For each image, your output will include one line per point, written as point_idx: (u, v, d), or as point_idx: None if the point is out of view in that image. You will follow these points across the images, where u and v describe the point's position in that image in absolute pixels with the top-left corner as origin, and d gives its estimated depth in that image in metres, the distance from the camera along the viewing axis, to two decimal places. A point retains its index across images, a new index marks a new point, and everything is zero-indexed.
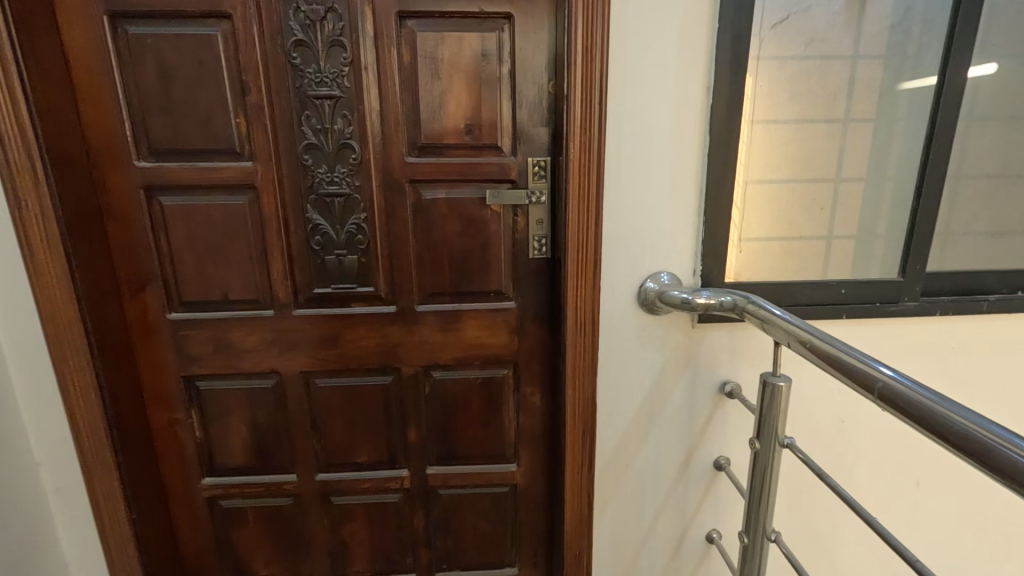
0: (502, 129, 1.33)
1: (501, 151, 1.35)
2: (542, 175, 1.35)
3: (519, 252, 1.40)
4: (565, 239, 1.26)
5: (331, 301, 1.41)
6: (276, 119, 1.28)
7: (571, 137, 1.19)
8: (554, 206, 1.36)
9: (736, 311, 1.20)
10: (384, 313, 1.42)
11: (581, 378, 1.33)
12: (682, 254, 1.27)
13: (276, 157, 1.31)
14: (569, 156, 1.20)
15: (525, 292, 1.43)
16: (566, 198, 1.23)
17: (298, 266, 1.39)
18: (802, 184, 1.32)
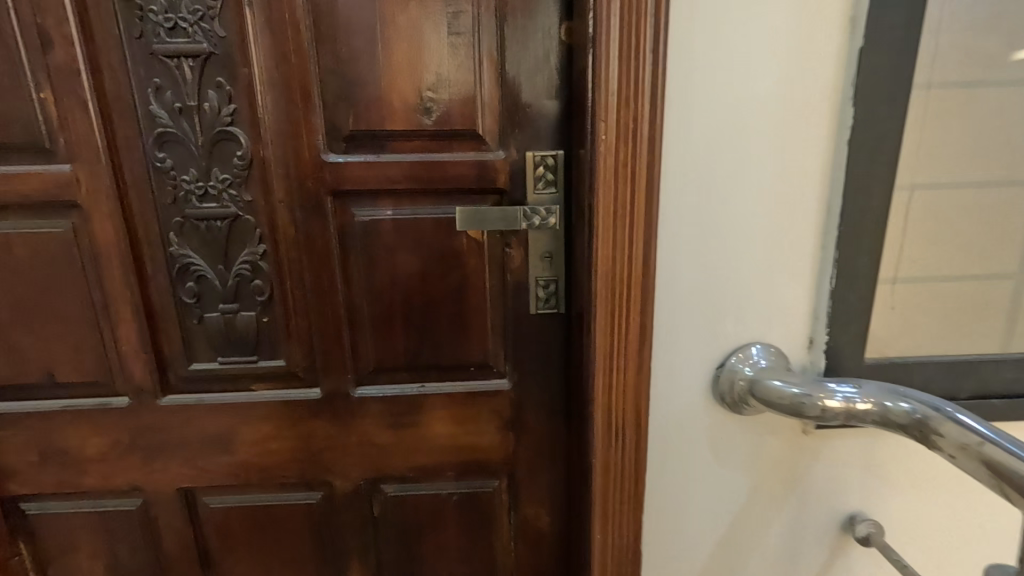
0: (482, 108, 0.81)
1: (480, 143, 0.82)
2: (548, 181, 0.82)
3: (514, 305, 0.87)
4: (592, 294, 0.73)
5: (219, 384, 0.90)
6: (106, 94, 0.77)
7: (603, 117, 0.67)
8: (570, 230, 0.83)
9: (922, 434, 0.63)
10: (303, 400, 0.91)
11: (617, 514, 0.81)
12: (791, 315, 0.74)
13: (113, 157, 0.79)
14: (598, 150, 0.68)
15: (523, 366, 0.90)
16: (595, 225, 0.71)
17: (164, 332, 0.87)
18: (1012, 190, 0.75)
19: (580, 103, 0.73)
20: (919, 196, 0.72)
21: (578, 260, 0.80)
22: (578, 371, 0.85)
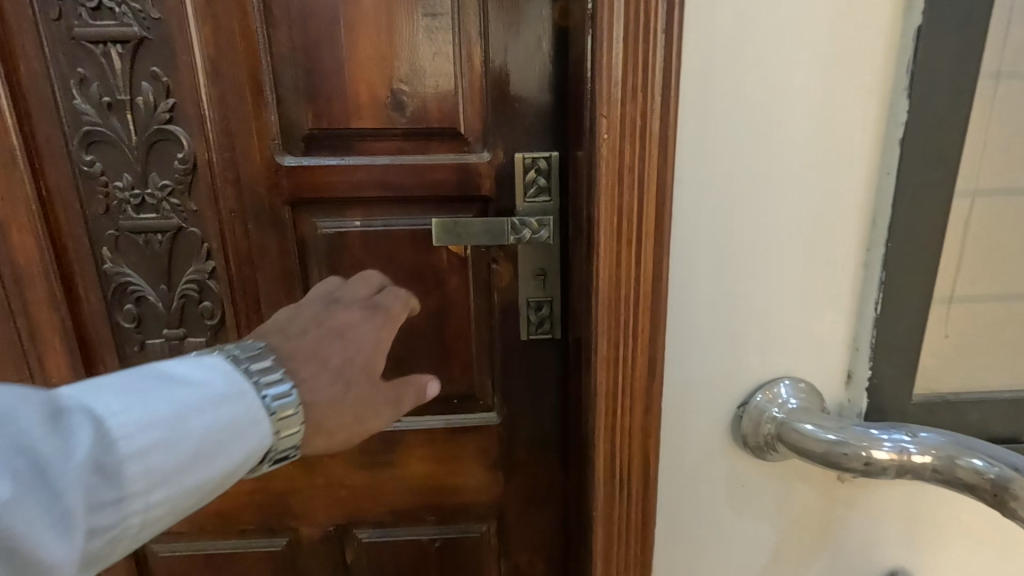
0: (464, 103, 0.69)
1: (461, 143, 0.71)
2: (540, 188, 0.70)
3: (502, 328, 0.76)
4: (593, 322, 0.62)
5: None
6: (20, 86, 0.66)
7: (604, 111, 0.55)
8: (565, 245, 0.72)
9: (998, 498, 0.56)
10: None
11: None
12: (826, 345, 0.63)
13: (30, 160, 0.68)
14: (598, 151, 0.56)
15: (513, 397, 0.79)
16: (595, 241, 0.59)
17: (100, 361, 0.76)
18: None
19: (575, 96, 0.61)
20: (980, 205, 0.60)
21: (575, 280, 0.68)
22: (576, 407, 0.74)
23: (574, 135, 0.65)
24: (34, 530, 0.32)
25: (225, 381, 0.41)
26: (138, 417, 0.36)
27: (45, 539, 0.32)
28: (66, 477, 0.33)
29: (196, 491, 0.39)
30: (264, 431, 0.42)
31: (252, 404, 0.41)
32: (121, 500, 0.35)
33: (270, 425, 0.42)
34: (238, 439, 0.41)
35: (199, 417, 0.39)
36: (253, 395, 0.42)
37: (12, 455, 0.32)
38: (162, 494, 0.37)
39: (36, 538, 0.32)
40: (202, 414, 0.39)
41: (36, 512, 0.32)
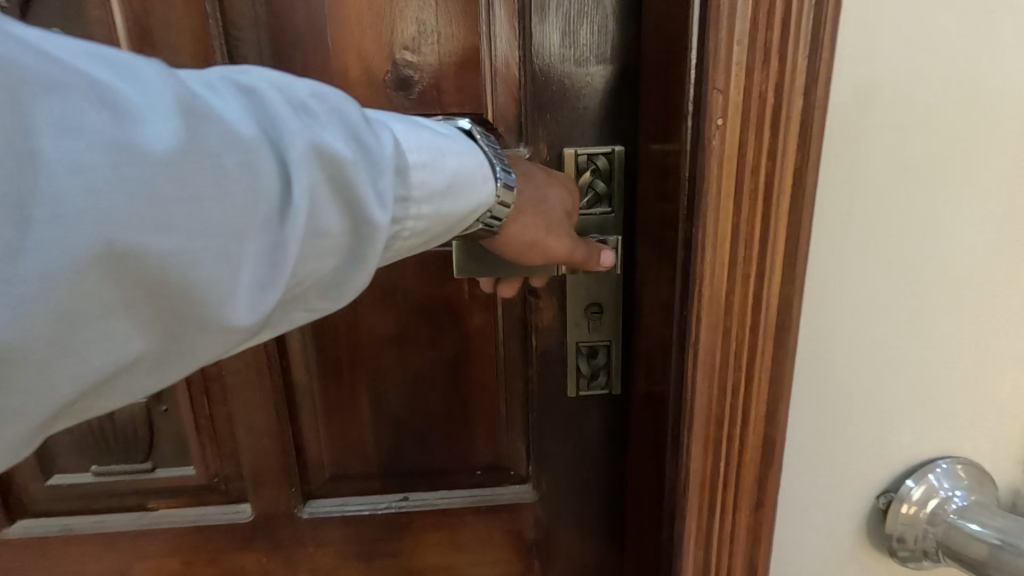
0: (494, 80, 0.51)
1: (490, 134, 0.52)
2: (598, 197, 0.52)
3: (540, 381, 0.58)
4: (682, 391, 0.43)
5: (96, 505, 0.60)
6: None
7: (716, 83, 0.36)
8: (629, 272, 0.54)
9: None
10: (223, 523, 0.60)
11: None
12: (1003, 412, 0.46)
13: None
14: (704, 143, 0.38)
15: (555, 467, 0.61)
16: (692, 276, 0.40)
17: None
18: None
19: (658, 67, 0.43)
20: None
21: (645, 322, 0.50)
22: (638, 487, 0.56)
23: (647, 124, 0.46)
24: (361, 196, 0.31)
25: (467, 140, 0.39)
26: (418, 138, 0.35)
27: (368, 206, 0.31)
28: (382, 163, 0.32)
29: (456, 220, 0.37)
30: (490, 189, 0.39)
31: (490, 173, 0.39)
32: (410, 202, 0.34)
33: (493, 192, 0.40)
34: (477, 188, 0.38)
35: (462, 153, 0.37)
36: (484, 159, 0.39)
37: (347, 135, 0.31)
38: (446, 208, 0.36)
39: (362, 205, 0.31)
40: (457, 156, 0.37)
41: (363, 182, 0.31)
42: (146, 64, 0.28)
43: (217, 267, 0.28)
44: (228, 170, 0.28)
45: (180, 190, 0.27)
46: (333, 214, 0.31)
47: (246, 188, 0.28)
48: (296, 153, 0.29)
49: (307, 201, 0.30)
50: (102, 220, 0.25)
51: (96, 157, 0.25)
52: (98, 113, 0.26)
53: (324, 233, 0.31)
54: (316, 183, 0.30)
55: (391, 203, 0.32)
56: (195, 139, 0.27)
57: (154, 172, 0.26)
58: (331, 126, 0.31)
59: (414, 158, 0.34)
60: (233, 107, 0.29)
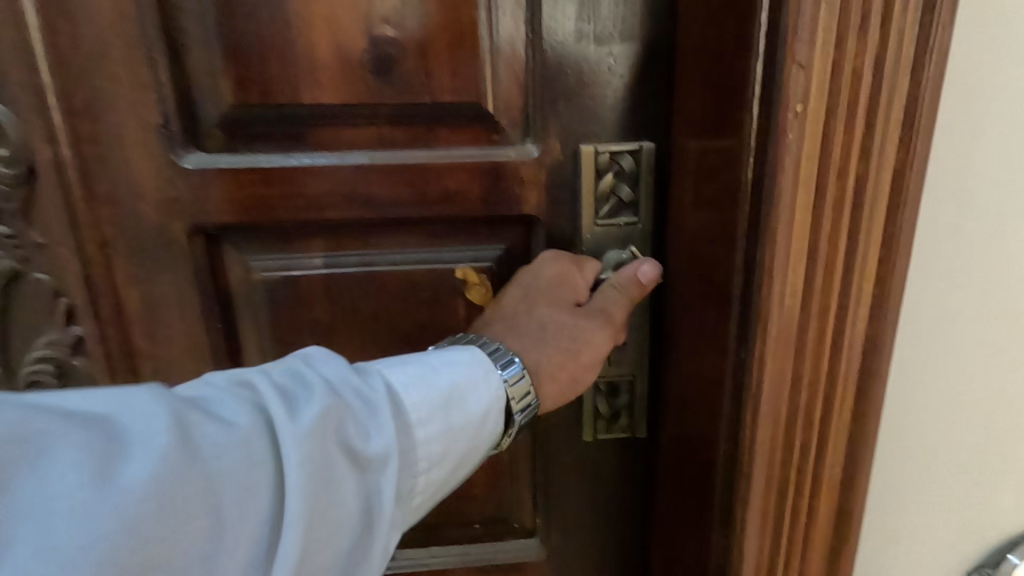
0: (496, 62, 0.41)
1: (490, 128, 0.43)
2: (623, 202, 0.42)
3: (551, 421, 0.49)
4: (742, 445, 0.34)
5: None
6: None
7: (798, 55, 0.27)
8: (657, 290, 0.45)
9: None
10: None
11: None
12: None
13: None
14: (778, 132, 0.28)
15: (568, 520, 0.52)
16: (759, 302, 0.31)
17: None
18: None
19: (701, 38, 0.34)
20: None
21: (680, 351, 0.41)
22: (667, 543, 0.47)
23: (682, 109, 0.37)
24: (366, 420, 0.28)
25: (475, 362, 0.34)
26: (418, 389, 0.30)
27: (372, 451, 0.27)
28: (384, 435, 0.28)
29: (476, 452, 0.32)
30: (498, 393, 0.34)
31: (492, 366, 0.35)
32: (415, 446, 0.29)
33: (499, 391, 0.34)
34: (477, 401, 0.33)
35: (454, 360, 0.33)
36: (488, 362, 0.35)
37: (343, 404, 0.28)
38: (456, 421, 0.31)
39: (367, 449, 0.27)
40: (450, 367, 0.33)
41: (368, 426, 0.28)
42: (108, 419, 0.24)
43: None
44: (211, 514, 0.23)
45: (171, 529, 0.22)
46: (334, 484, 0.26)
47: (243, 452, 0.25)
48: (294, 439, 0.25)
49: (304, 475, 0.25)
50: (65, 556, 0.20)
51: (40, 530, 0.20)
52: (61, 468, 0.21)
53: (334, 516, 0.26)
54: (316, 454, 0.26)
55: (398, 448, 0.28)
56: (179, 448, 0.23)
57: (109, 541, 0.21)
58: (315, 404, 0.27)
59: (417, 409, 0.30)
60: (211, 438, 0.24)
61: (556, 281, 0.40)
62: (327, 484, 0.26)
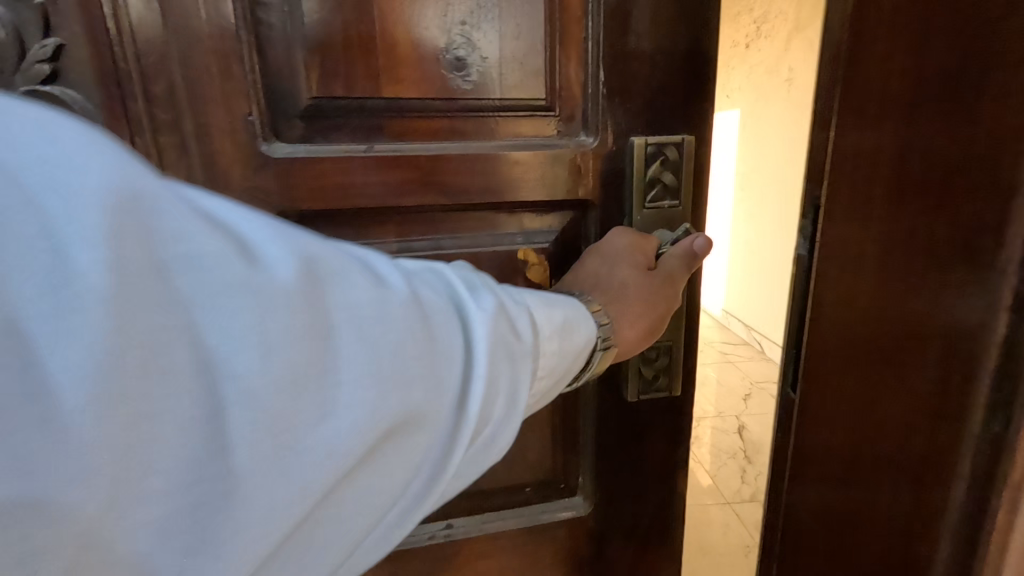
0: (561, 61, 0.45)
1: (552, 122, 0.47)
2: (666, 188, 0.50)
3: (600, 389, 0.54)
4: (1003, 463, 0.35)
5: None
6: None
7: None
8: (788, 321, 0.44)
9: None
10: None
11: None
12: None
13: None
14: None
15: (612, 480, 0.57)
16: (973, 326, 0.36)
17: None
18: None
19: (899, 67, 0.35)
20: None
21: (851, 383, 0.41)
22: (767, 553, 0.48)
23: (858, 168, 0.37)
24: (517, 324, 0.29)
25: (576, 302, 0.36)
26: (549, 309, 0.32)
27: (519, 349, 0.29)
28: (528, 338, 0.29)
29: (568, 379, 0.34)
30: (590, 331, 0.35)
31: (588, 314, 0.36)
32: (545, 359, 0.31)
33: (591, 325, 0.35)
34: (584, 332, 0.34)
35: (567, 300, 0.35)
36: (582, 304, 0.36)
37: (502, 303, 0.29)
38: (573, 343, 0.33)
39: (517, 347, 0.29)
40: (564, 302, 0.35)
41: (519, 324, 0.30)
42: (377, 262, 0.27)
43: (405, 433, 0.24)
44: (416, 370, 0.24)
45: (388, 380, 0.23)
46: (493, 366, 0.27)
47: (439, 324, 0.26)
48: (478, 318, 0.27)
49: (496, 346, 0.27)
50: (321, 380, 0.22)
51: (319, 350, 0.22)
52: (342, 286, 0.24)
53: (495, 395, 0.27)
54: (486, 336, 0.27)
55: (534, 354, 0.30)
56: (407, 307, 0.25)
57: (355, 370, 0.23)
58: (488, 296, 0.29)
59: (551, 323, 0.32)
60: (427, 301, 0.27)
61: (629, 249, 0.46)
62: (490, 367, 0.27)
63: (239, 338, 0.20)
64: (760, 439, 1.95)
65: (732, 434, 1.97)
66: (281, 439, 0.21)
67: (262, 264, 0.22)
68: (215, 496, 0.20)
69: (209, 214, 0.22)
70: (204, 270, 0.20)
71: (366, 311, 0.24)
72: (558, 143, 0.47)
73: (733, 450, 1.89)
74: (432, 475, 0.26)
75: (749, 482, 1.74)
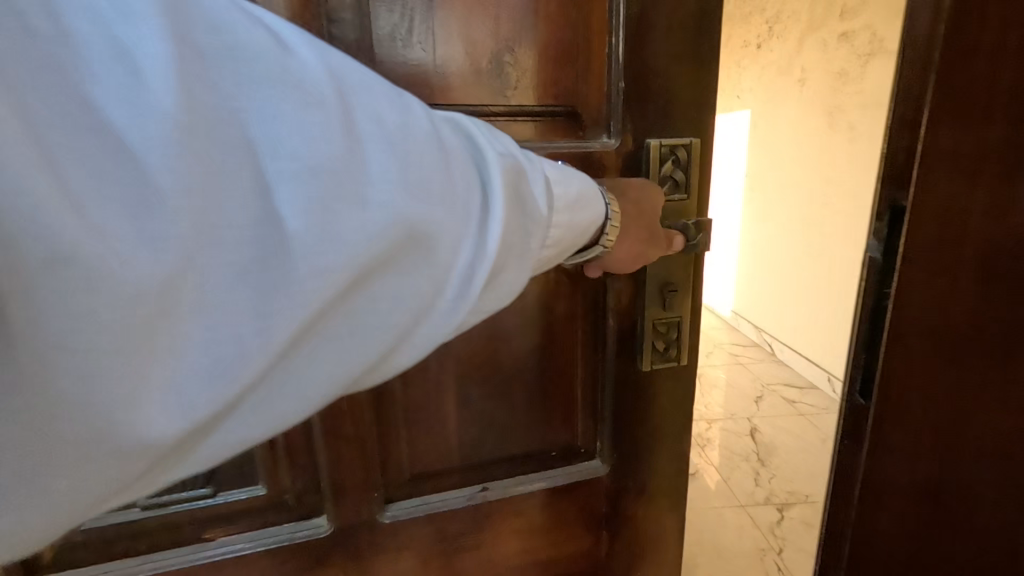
0: (585, 74, 0.53)
1: (577, 127, 0.54)
2: (676, 184, 0.57)
3: (618, 361, 0.61)
4: None
5: (150, 540, 0.53)
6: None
7: None
8: (852, 324, 0.46)
9: None
10: (301, 540, 0.56)
11: None
12: None
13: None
14: None
15: (627, 443, 0.64)
16: None
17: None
18: None
19: (998, 78, 0.38)
20: None
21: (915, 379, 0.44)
22: (828, 559, 0.50)
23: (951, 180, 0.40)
24: (524, 168, 0.37)
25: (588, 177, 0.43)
26: (553, 169, 0.40)
27: (522, 186, 0.36)
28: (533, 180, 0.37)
29: (580, 233, 0.42)
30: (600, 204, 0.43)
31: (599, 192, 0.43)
32: (555, 208, 0.39)
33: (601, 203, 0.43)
34: (593, 203, 0.42)
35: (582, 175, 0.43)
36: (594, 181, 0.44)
37: (508, 151, 0.37)
38: (580, 213, 0.41)
39: (522, 185, 0.36)
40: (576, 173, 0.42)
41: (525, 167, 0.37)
42: (408, 97, 0.34)
43: (428, 227, 0.32)
44: (434, 175, 0.32)
45: (411, 175, 0.31)
46: (506, 191, 0.35)
47: (452, 151, 0.34)
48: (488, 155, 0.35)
49: (506, 177, 0.35)
50: (360, 167, 0.29)
51: (360, 141, 0.30)
52: (370, 101, 0.31)
53: (508, 218, 0.35)
54: (494, 167, 0.35)
55: (540, 199, 0.37)
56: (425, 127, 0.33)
57: (389, 165, 0.30)
58: (494, 141, 0.37)
59: (557, 179, 0.40)
60: (445, 132, 0.34)
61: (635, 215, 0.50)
62: (500, 190, 0.35)
63: (291, 116, 0.28)
64: (771, 442, 2.02)
65: (744, 436, 2.05)
66: (329, 200, 0.28)
67: (305, 66, 0.29)
68: (277, 240, 0.28)
69: (258, 18, 0.29)
70: (254, 64, 0.27)
71: (391, 123, 0.31)
72: (583, 144, 0.54)
73: (746, 453, 1.97)
74: (451, 271, 0.33)
75: (761, 485, 1.82)
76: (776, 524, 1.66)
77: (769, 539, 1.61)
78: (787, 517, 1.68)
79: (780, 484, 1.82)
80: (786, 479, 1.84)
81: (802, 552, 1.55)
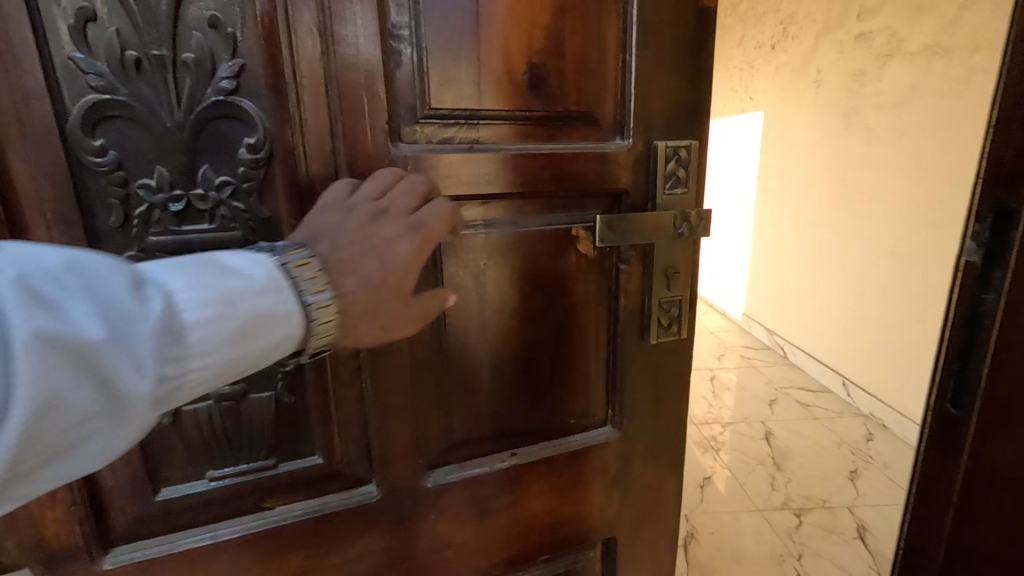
0: (603, 84, 0.61)
1: (594, 131, 0.62)
2: (678, 179, 0.66)
3: (630, 336, 0.69)
4: None
5: (214, 515, 0.56)
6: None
7: None
8: (943, 341, 0.56)
9: None
10: (352, 508, 0.61)
11: (659, 549, 0.81)
12: None
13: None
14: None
15: (637, 409, 0.73)
16: None
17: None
18: None
19: None
20: None
21: (1006, 399, 0.54)
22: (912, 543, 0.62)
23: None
24: (106, 338, 0.33)
25: (272, 290, 0.40)
26: (187, 309, 0.37)
27: (108, 365, 0.33)
28: (132, 348, 0.34)
29: (250, 362, 0.40)
30: (294, 319, 0.41)
31: (293, 305, 0.41)
32: (189, 357, 0.37)
33: (299, 317, 0.41)
34: (275, 326, 0.40)
35: (256, 293, 0.40)
36: (289, 292, 0.41)
37: (80, 320, 0.33)
38: (235, 350, 0.39)
39: (108, 364, 0.33)
40: (248, 299, 0.39)
41: (109, 336, 0.33)
42: None
43: None
44: None
45: None
46: (81, 378, 0.33)
47: None
48: (31, 342, 0.31)
49: (41, 368, 0.31)
50: None
51: None
52: None
53: (77, 406, 0.33)
54: (47, 359, 0.31)
55: (150, 364, 0.35)
56: None
57: None
58: (61, 313, 0.32)
59: (190, 317, 0.37)
60: None
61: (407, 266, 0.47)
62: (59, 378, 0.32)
63: None
64: (785, 445, 2.06)
65: (759, 440, 2.08)
66: None
67: None
68: None
69: None
70: None
71: None
72: (601, 145, 0.62)
73: (761, 457, 1.98)
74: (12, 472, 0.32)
75: (778, 488, 1.82)
76: (794, 529, 1.64)
77: (787, 545, 1.59)
78: (805, 523, 1.66)
79: (797, 488, 1.81)
80: (802, 484, 1.84)
81: (822, 559, 1.53)
